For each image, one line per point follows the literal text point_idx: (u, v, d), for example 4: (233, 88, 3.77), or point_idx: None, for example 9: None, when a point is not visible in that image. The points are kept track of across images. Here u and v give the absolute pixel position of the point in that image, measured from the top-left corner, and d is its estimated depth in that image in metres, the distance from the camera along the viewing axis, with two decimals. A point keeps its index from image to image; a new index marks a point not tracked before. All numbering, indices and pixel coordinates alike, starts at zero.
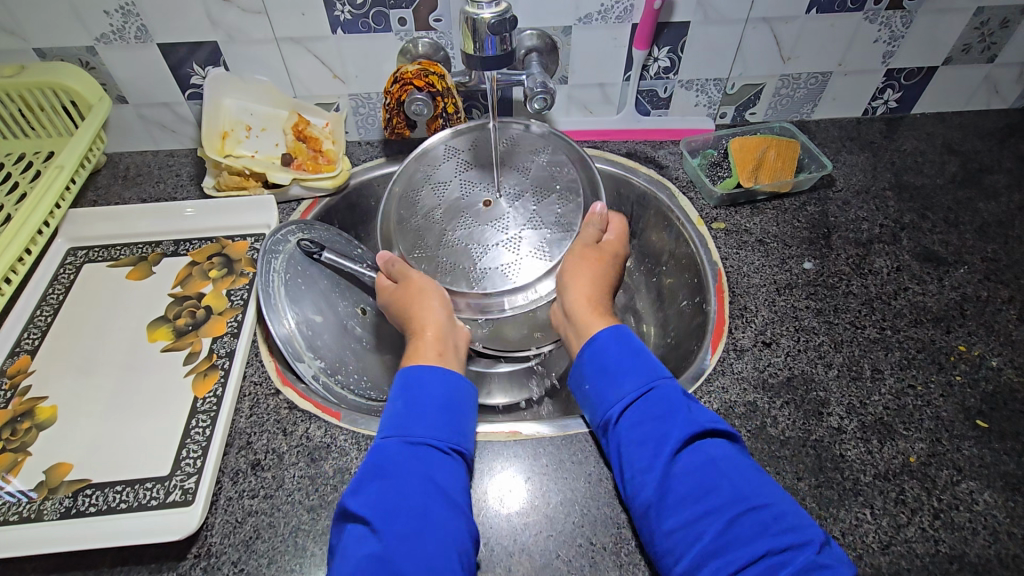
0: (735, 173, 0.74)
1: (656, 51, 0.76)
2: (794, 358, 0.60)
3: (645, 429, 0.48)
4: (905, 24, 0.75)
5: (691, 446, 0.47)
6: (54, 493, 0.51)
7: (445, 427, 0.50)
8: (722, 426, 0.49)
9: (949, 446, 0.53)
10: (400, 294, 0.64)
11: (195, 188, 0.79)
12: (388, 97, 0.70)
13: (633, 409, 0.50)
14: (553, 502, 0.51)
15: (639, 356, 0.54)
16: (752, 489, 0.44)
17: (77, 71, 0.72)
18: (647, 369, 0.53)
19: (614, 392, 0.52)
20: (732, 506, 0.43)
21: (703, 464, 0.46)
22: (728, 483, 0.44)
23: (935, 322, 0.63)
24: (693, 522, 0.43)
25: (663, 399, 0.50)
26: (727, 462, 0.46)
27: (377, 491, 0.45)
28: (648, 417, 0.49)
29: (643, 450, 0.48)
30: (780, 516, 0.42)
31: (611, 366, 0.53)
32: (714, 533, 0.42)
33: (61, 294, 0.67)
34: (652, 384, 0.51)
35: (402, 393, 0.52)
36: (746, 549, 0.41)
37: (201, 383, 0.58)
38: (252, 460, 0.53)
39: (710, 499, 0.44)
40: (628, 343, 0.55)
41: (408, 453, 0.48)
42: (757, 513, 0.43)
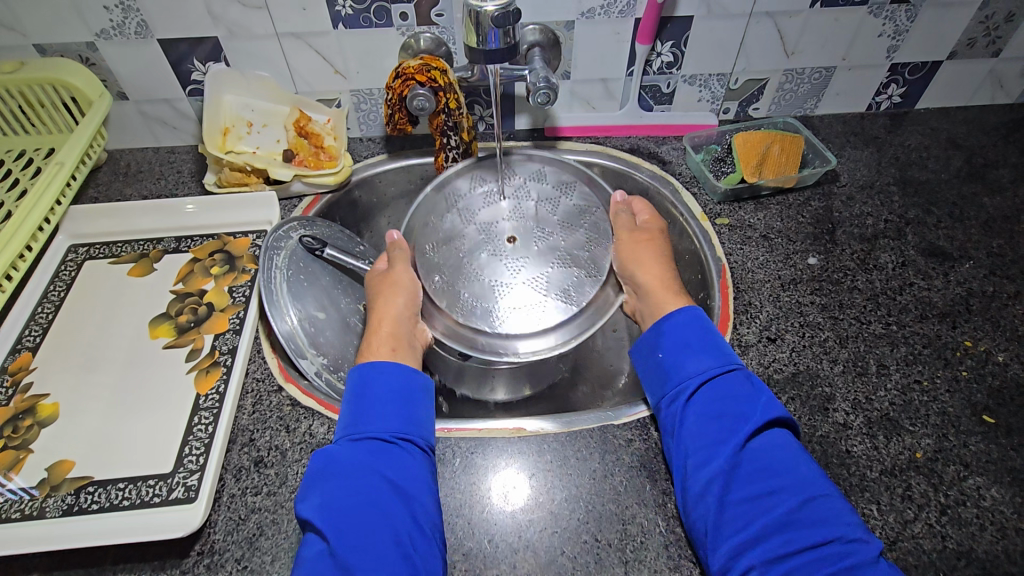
0: (738, 168, 0.74)
1: (659, 46, 0.76)
2: (799, 354, 0.60)
3: (725, 406, 0.50)
4: (909, 18, 0.74)
5: (766, 431, 0.49)
6: (57, 490, 0.51)
7: (391, 418, 0.50)
8: (794, 420, 0.51)
9: (955, 442, 0.53)
10: (377, 287, 0.63)
11: (196, 185, 0.78)
12: (390, 93, 0.70)
13: (713, 385, 0.52)
14: (557, 499, 0.51)
15: (720, 338, 0.55)
16: (821, 480, 0.46)
17: (76, 67, 0.72)
18: (725, 352, 0.54)
19: (693, 367, 0.53)
20: (802, 490, 0.45)
21: (777, 449, 0.48)
22: (799, 468, 0.47)
23: (941, 318, 0.62)
24: (764, 500, 0.45)
25: (747, 383, 0.52)
26: (793, 449, 0.48)
27: (327, 491, 0.46)
28: (731, 396, 0.51)
29: (720, 428, 0.49)
30: (844, 508, 0.45)
31: (691, 345, 0.55)
32: (784, 511, 0.44)
33: (62, 290, 0.67)
34: (733, 367, 0.53)
35: (348, 394, 0.52)
36: (809, 531, 0.43)
37: (204, 380, 0.58)
38: (255, 457, 0.53)
39: (785, 479, 0.46)
40: (706, 325, 0.56)
41: (355, 451, 0.48)
42: (829, 500, 0.45)
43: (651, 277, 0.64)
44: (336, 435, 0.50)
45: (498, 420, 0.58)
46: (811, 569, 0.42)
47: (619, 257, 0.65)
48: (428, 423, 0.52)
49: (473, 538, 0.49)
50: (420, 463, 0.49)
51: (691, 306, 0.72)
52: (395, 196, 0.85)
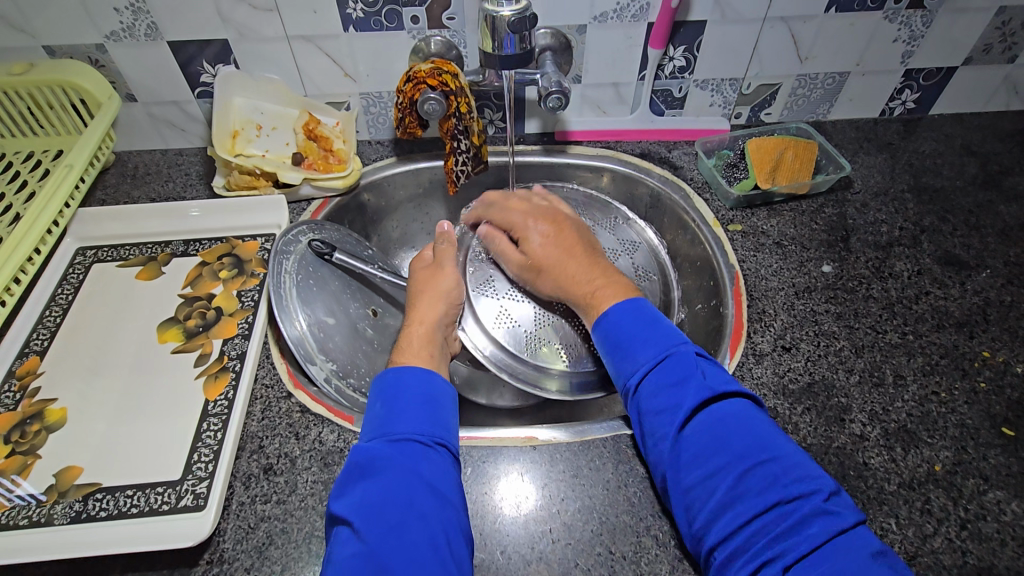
0: (752, 174, 0.73)
1: (672, 50, 0.75)
2: (814, 363, 0.59)
3: (659, 396, 0.50)
4: (925, 24, 0.73)
5: (705, 407, 0.48)
6: (64, 497, 0.50)
7: (427, 421, 0.49)
8: (739, 387, 0.50)
9: (974, 454, 0.52)
10: (421, 281, 0.64)
11: (205, 188, 0.78)
12: (400, 96, 0.69)
13: (650, 378, 0.51)
14: (570, 510, 0.50)
15: (654, 326, 0.54)
16: (759, 445, 0.45)
17: (86, 68, 0.71)
18: (661, 338, 0.53)
19: (631, 364, 0.53)
20: (738, 462, 0.45)
21: (716, 424, 0.47)
22: (738, 440, 0.46)
23: (958, 328, 0.61)
24: (705, 479, 0.45)
25: (681, 364, 0.51)
26: (731, 422, 0.47)
27: (364, 491, 0.45)
28: (664, 386, 0.50)
29: (659, 418, 0.49)
30: (788, 468, 0.44)
31: (625, 341, 0.54)
32: (726, 487, 0.44)
33: (70, 294, 0.66)
34: (667, 353, 0.52)
35: (382, 395, 0.51)
36: (756, 500, 0.43)
37: (213, 386, 0.58)
38: (265, 464, 0.53)
39: (721, 455, 0.45)
40: (643, 315, 0.55)
41: (393, 451, 0.47)
42: (769, 465, 0.44)
43: (578, 285, 0.60)
44: (368, 436, 0.49)
45: (509, 428, 0.58)
46: (757, 538, 0.41)
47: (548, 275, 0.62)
48: (457, 432, 0.51)
49: (485, 549, 0.48)
50: (451, 469, 0.48)
51: (704, 313, 0.71)
52: (404, 200, 0.85)
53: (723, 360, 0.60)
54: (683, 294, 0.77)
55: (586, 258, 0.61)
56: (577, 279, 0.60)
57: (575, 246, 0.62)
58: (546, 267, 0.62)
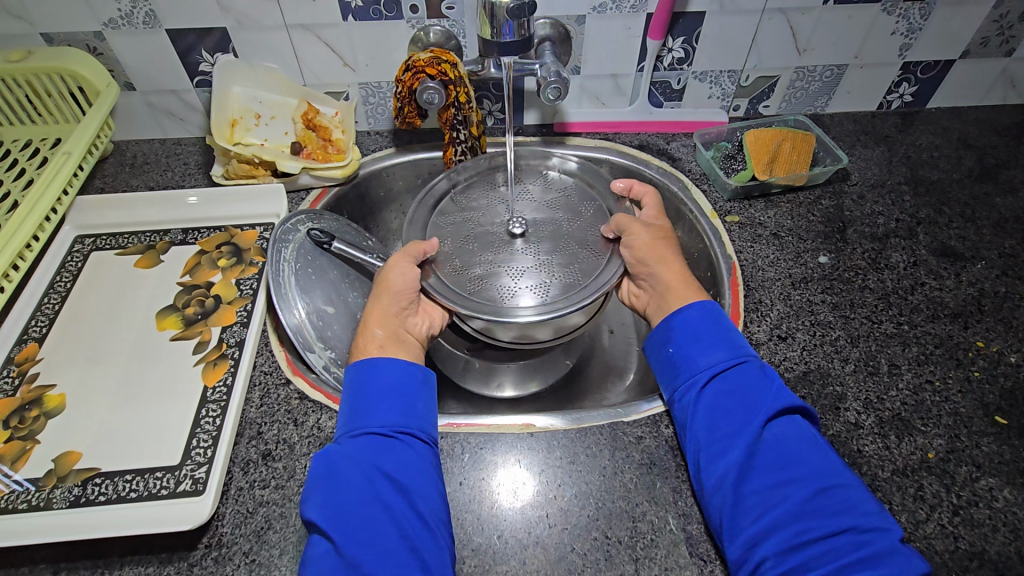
0: (750, 165, 0.73)
1: (671, 42, 0.75)
2: (810, 353, 0.59)
3: (735, 397, 0.50)
4: (923, 16, 0.74)
5: (780, 420, 0.49)
6: (64, 481, 0.51)
7: (390, 414, 0.50)
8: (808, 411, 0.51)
9: (968, 442, 0.53)
10: (377, 278, 0.60)
11: (204, 177, 0.78)
12: (399, 85, 0.70)
13: (721, 376, 0.52)
14: (567, 496, 0.50)
15: (730, 332, 0.55)
16: (833, 471, 0.46)
17: (85, 56, 0.71)
18: (735, 344, 0.54)
19: (703, 358, 0.53)
20: (814, 480, 0.45)
21: (794, 438, 0.48)
22: (814, 459, 0.46)
23: (953, 318, 0.62)
24: (777, 488, 0.45)
25: (759, 375, 0.52)
26: (807, 442, 0.47)
27: (329, 493, 0.45)
28: (739, 388, 0.51)
29: (734, 418, 0.49)
30: (858, 497, 0.44)
31: (700, 337, 0.55)
32: (799, 500, 0.44)
33: (69, 281, 0.66)
34: (742, 358, 0.53)
35: (348, 391, 0.52)
36: (831, 520, 0.43)
37: (211, 372, 0.58)
38: (263, 450, 0.53)
39: (798, 468, 0.46)
40: (719, 319, 0.56)
41: (357, 449, 0.47)
42: (843, 490, 0.44)
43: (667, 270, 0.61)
44: (336, 436, 0.49)
45: (507, 416, 0.58)
46: (826, 559, 0.41)
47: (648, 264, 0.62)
48: (428, 417, 0.51)
49: (482, 534, 0.48)
50: (422, 458, 0.48)
51: None
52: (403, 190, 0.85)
53: None
54: None
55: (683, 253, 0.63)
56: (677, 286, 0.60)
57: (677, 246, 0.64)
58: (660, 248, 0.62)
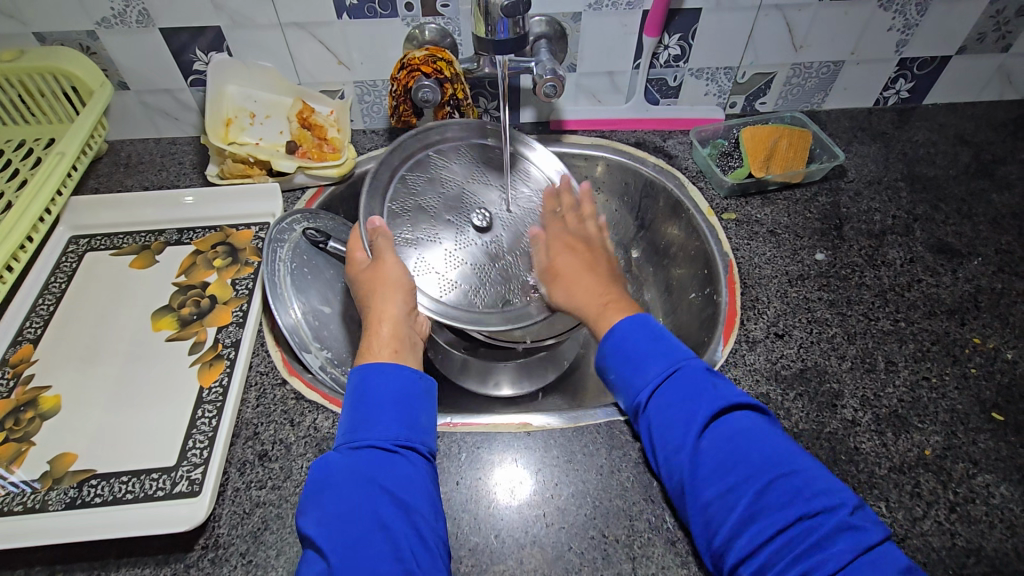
0: (746, 163, 0.74)
1: (667, 38, 0.75)
2: (807, 350, 0.59)
3: (676, 403, 0.48)
4: (919, 12, 0.73)
5: (717, 424, 0.47)
6: (59, 483, 0.50)
7: (391, 426, 0.49)
8: (752, 400, 0.49)
9: (964, 439, 0.53)
10: (362, 278, 0.59)
11: (199, 176, 0.77)
12: (395, 84, 0.69)
13: (659, 392, 0.49)
14: (564, 495, 0.50)
15: (662, 340, 0.52)
16: (777, 458, 0.44)
17: (77, 56, 0.71)
18: (667, 351, 0.51)
19: (638, 378, 0.51)
20: (759, 476, 0.43)
21: (731, 437, 0.46)
22: (756, 453, 0.44)
23: (949, 315, 0.62)
24: (725, 494, 0.43)
25: (691, 378, 0.49)
26: (744, 437, 0.45)
27: (325, 506, 0.44)
28: (674, 401, 0.48)
29: (672, 430, 0.47)
30: (809, 480, 0.43)
31: (633, 355, 0.52)
32: (748, 500, 0.42)
33: (64, 282, 0.66)
34: (677, 366, 0.50)
35: (351, 397, 0.51)
36: (780, 512, 0.41)
37: (207, 373, 0.58)
38: (259, 451, 0.53)
39: (740, 469, 0.44)
40: (649, 327, 0.53)
41: (355, 462, 0.46)
42: (791, 479, 0.43)
43: (600, 292, 0.59)
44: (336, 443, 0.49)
45: (504, 415, 0.58)
46: (783, 555, 0.40)
47: (560, 282, 0.61)
48: (429, 429, 0.51)
49: (479, 534, 0.48)
50: (420, 473, 0.48)
51: (697, 301, 0.71)
52: None
53: (716, 347, 0.61)
54: (676, 283, 0.77)
55: (606, 277, 0.61)
56: (590, 296, 0.59)
57: (600, 267, 0.62)
58: (563, 274, 0.61)
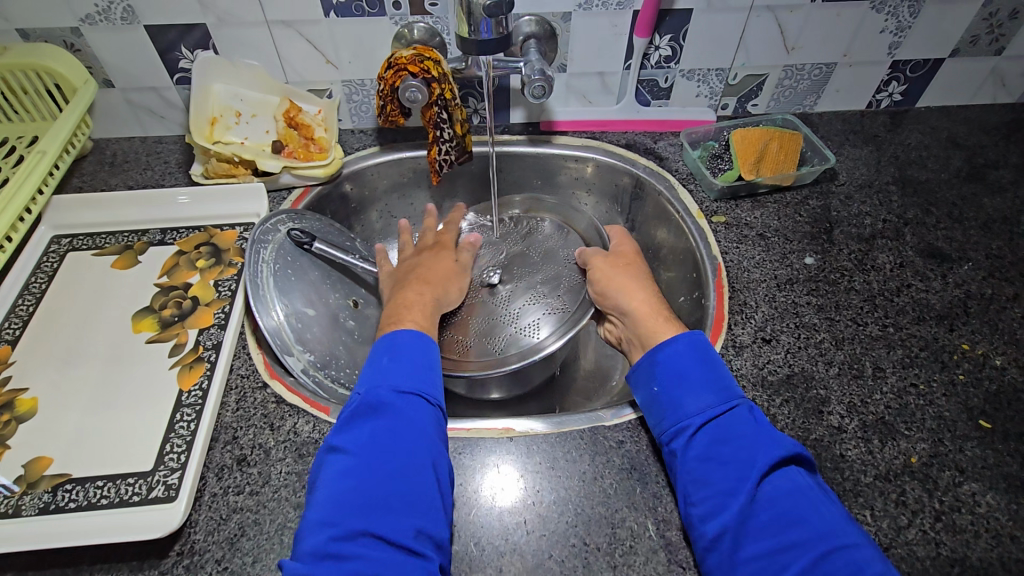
0: (735, 165, 0.73)
1: (657, 39, 0.75)
2: (794, 355, 0.59)
3: (729, 446, 0.46)
4: (912, 14, 0.73)
5: (774, 474, 0.45)
6: (34, 488, 0.50)
7: (429, 382, 0.50)
8: (805, 457, 0.47)
9: (951, 447, 0.52)
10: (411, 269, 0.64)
11: (184, 176, 0.77)
12: (381, 83, 0.69)
13: (711, 425, 0.48)
14: (546, 501, 0.50)
15: (716, 374, 0.51)
16: (835, 529, 0.42)
17: (60, 53, 0.70)
18: (723, 389, 0.50)
19: (692, 403, 0.50)
20: (815, 543, 0.41)
21: (789, 492, 0.44)
22: (815, 516, 0.42)
23: (938, 320, 0.61)
24: (776, 552, 0.41)
25: (749, 421, 0.48)
26: (804, 494, 0.44)
27: (365, 430, 0.46)
28: (728, 440, 0.47)
29: (722, 470, 0.45)
30: (866, 559, 0.40)
31: (686, 378, 0.51)
32: (801, 566, 0.40)
33: (44, 282, 0.65)
34: (732, 404, 0.49)
35: (387, 346, 0.52)
36: None
37: (187, 376, 0.57)
38: (238, 456, 0.52)
39: (796, 530, 0.42)
40: (706, 354, 0.53)
41: (397, 401, 0.48)
42: (847, 552, 0.40)
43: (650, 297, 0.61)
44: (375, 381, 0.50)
45: (488, 419, 0.57)
46: None
47: (609, 285, 0.62)
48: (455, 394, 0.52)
49: (459, 541, 0.48)
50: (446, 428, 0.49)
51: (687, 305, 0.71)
52: (387, 189, 0.84)
53: None
54: (666, 285, 0.76)
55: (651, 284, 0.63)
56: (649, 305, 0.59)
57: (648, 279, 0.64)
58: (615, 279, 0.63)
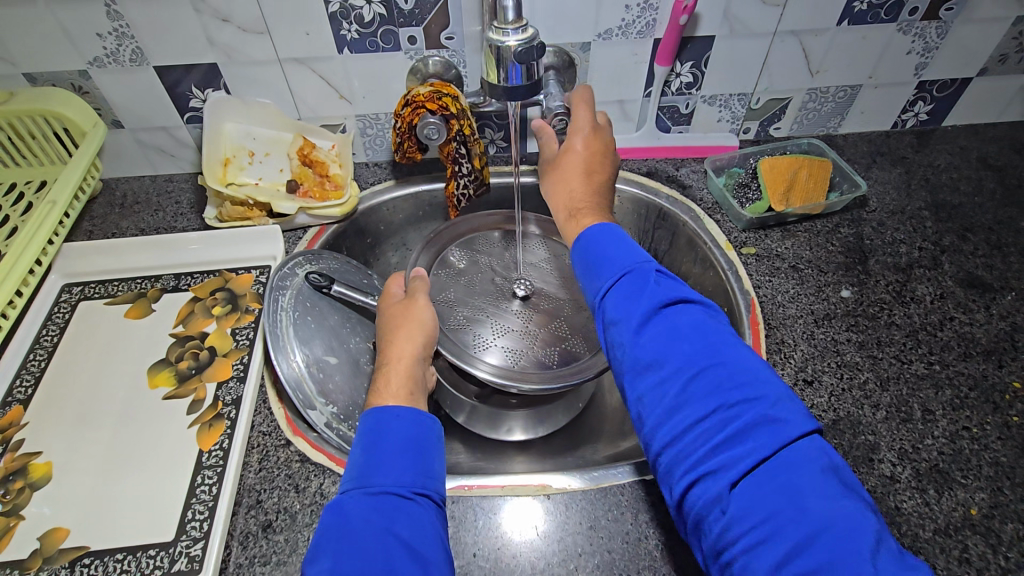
0: (765, 195, 0.70)
1: (679, 66, 0.73)
2: (838, 399, 0.56)
3: (622, 306, 0.45)
4: (940, 35, 0.71)
5: (660, 315, 0.44)
6: (49, 563, 0.47)
7: (408, 472, 0.45)
8: (697, 295, 0.46)
9: (1012, 496, 0.50)
10: (386, 326, 0.59)
11: (196, 217, 0.75)
12: (398, 121, 0.67)
13: (609, 292, 0.47)
14: (589, 567, 0.47)
15: (620, 242, 0.49)
16: (709, 352, 0.41)
17: (70, 98, 0.68)
18: (622, 252, 0.49)
19: (594, 281, 0.49)
20: (686, 368, 0.41)
21: (669, 330, 0.43)
22: (689, 345, 0.42)
23: (986, 356, 0.59)
24: (657, 385, 0.41)
25: (639, 278, 0.46)
26: (689, 329, 0.43)
27: (335, 553, 0.41)
28: (624, 298, 0.46)
29: (617, 325, 0.45)
30: (735, 373, 0.40)
31: (592, 256, 0.49)
32: (675, 392, 0.40)
33: (56, 335, 0.63)
34: (629, 266, 0.47)
35: (362, 440, 0.48)
36: (702, 404, 0.39)
37: (207, 435, 0.55)
38: (263, 521, 0.50)
39: (671, 361, 0.41)
40: (612, 233, 0.51)
41: (367, 506, 0.43)
42: (716, 369, 0.40)
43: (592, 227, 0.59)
44: (347, 487, 0.45)
45: (522, 473, 0.55)
46: (701, 445, 0.38)
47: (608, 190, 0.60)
48: (442, 477, 0.48)
49: None
50: (436, 525, 0.44)
51: None
52: (403, 222, 0.82)
53: None
54: None
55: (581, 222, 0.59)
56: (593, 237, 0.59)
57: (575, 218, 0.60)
58: (559, 167, 0.60)
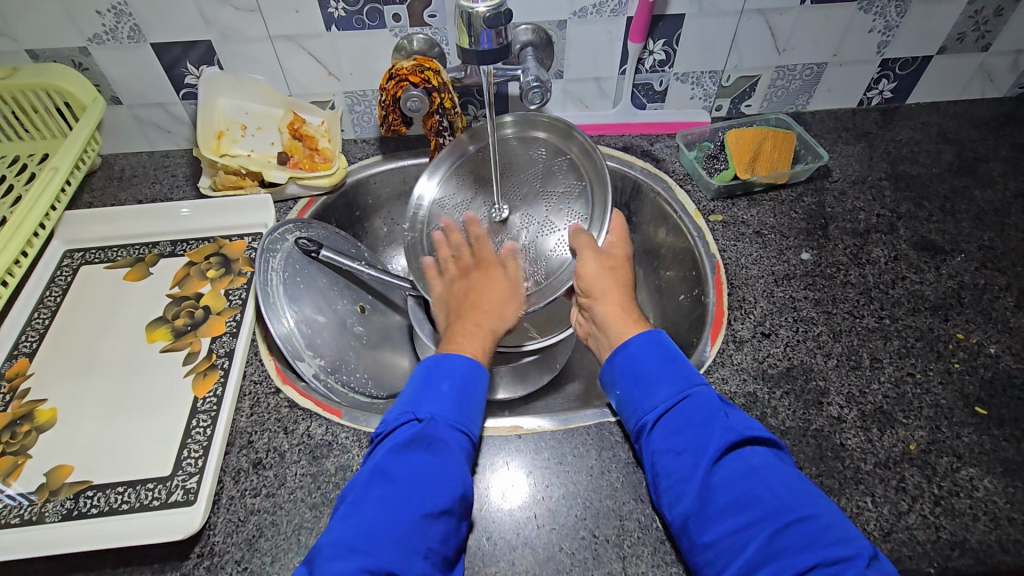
0: (731, 165, 0.75)
1: (651, 44, 0.76)
2: (793, 349, 0.60)
3: (684, 438, 0.47)
4: (899, 14, 0.75)
5: (729, 454, 0.46)
6: (55, 495, 0.51)
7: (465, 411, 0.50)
8: (765, 433, 0.48)
9: (949, 433, 0.54)
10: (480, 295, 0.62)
11: (192, 189, 0.78)
12: (384, 94, 0.70)
13: (668, 417, 0.49)
14: (555, 496, 0.51)
15: (673, 361, 0.53)
16: (790, 501, 0.42)
17: (71, 73, 0.72)
18: (680, 376, 0.52)
19: (649, 400, 0.51)
20: (770, 518, 0.42)
21: (746, 472, 0.44)
22: (770, 492, 0.43)
23: (933, 311, 0.63)
24: (736, 531, 0.42)
25: (705, 408, 0.49)
26: (767, 471, 0.44)
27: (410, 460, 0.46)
28: (687, 426, 0.48)
29: (682, 459, 0.46)
30: (823, 530, 0.41)
31: (645, 374, 0.52)
32: (760, 543, 0.41)
33: (59, 296, 0.67)
34: (688, 392, 0.50)
35: (430, 377, 0.52)
36: (791, 560, 0.40)
37: (201, 383, 0.58)
38: (254, 459, 0.53)
39: (753, 507, 0.42)
40: (663, 350, 0.54)
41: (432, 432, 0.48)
42: (804, 523, 0.41)
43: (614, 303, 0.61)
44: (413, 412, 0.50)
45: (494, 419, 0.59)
46: None
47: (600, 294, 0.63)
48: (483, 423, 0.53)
49: (472, 536, 0.49)
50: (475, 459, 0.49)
51: (687, 303, 0.72)
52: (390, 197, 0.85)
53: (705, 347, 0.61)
54: (667, 284, 0.77)
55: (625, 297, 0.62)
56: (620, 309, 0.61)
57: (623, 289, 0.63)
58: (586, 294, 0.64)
